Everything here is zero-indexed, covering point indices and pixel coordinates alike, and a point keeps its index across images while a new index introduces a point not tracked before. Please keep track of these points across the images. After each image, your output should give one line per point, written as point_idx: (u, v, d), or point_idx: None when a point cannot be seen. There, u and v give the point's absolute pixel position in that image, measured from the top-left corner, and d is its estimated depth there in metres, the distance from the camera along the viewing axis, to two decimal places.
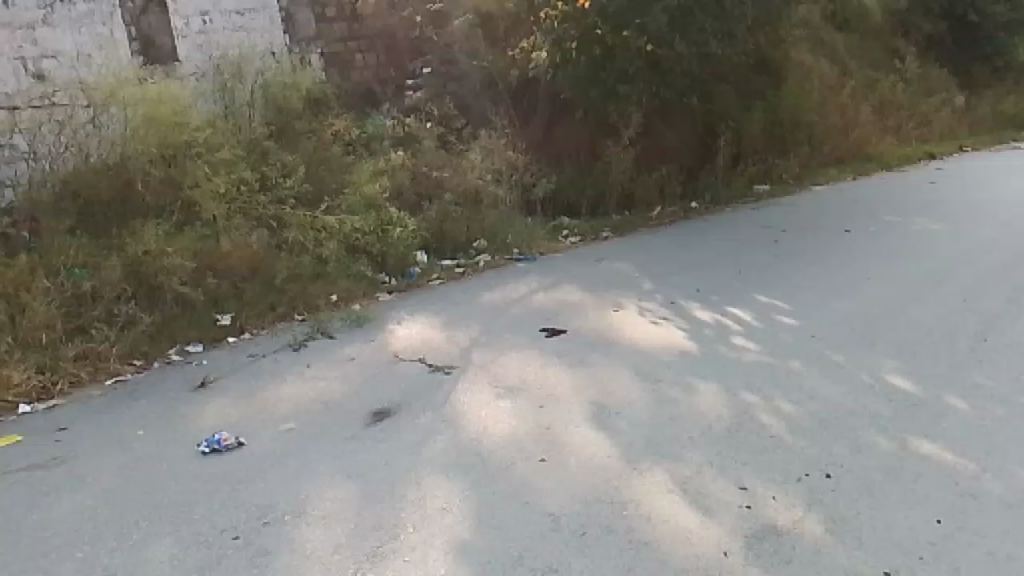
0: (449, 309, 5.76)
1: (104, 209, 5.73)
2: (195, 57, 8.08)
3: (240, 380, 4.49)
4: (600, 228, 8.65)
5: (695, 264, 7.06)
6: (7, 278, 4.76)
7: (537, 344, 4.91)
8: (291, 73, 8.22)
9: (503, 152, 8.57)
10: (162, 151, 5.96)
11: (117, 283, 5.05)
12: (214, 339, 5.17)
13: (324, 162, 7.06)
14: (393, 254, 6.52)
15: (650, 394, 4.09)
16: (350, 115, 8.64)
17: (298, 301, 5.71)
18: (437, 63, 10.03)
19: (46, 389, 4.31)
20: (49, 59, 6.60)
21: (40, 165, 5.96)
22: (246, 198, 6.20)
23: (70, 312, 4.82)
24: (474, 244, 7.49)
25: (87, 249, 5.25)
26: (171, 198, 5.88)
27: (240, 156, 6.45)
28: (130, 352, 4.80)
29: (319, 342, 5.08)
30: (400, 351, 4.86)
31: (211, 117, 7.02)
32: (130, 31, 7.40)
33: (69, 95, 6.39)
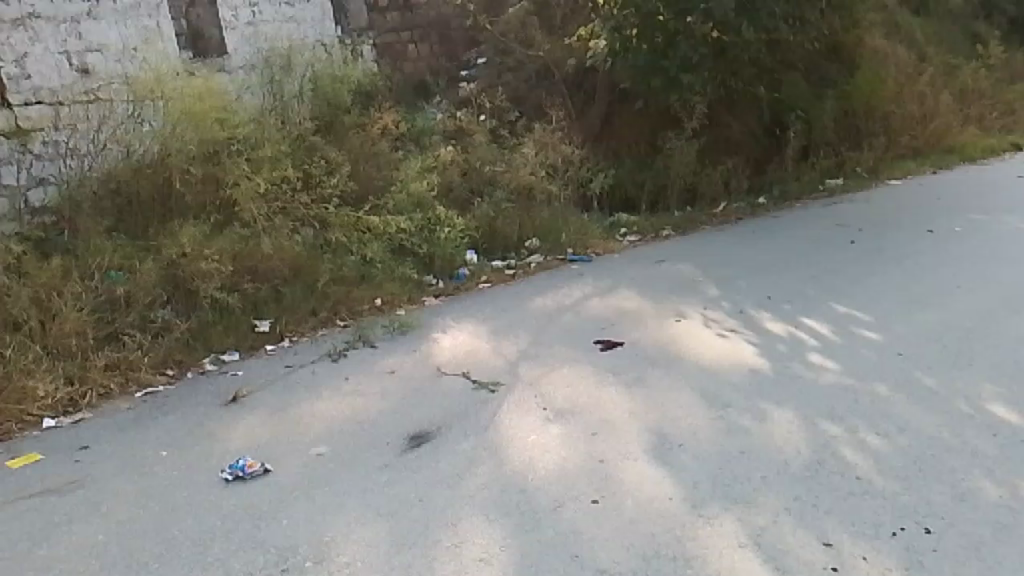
0: (498, 316, 5.41)
1: (144, 209, 5.59)
2: (243, 50, 7.82)
3: (274, 395, 4.21)
4: (661, 226, 8.19)
5: (764, 268, 6.54)
6: (38, 281, 4.57)
7: (590, 359, 4.51)
8: (340, 66, 8.03)
9: (559, 147, 8.17)
10: (202, 149, 5.73)
11: (152, 287, 4.85)
12: (251, 347, 4.92)
13: (369, 160, 6.77)
14: (440, 256, 6.19)
15: (717, 423, 3.67)
16: (400, 108, 8.31)
17: (340, 305, 5.44)
18: (492, 53, 9.79)
19: (74, 401, 4.10)
20: (94, 53, 6.45)
21: (84, 163, 5.90)
22: (288, 199, 5.90)
23: (102, 318, 4.61)
24: (526, 244, 7.13)
25: (123, 251, 5.05)
26: (213, 197, 5.67)
27: (285, 155, 6.19)
28: (162, 361, 4.57)
29: (359, 352, 4.79)
30: (444, 363, 4.54)
31: (255, 114, 6.82)
32: (178, 24, 7.24)
33: (113, 90, 6.28)
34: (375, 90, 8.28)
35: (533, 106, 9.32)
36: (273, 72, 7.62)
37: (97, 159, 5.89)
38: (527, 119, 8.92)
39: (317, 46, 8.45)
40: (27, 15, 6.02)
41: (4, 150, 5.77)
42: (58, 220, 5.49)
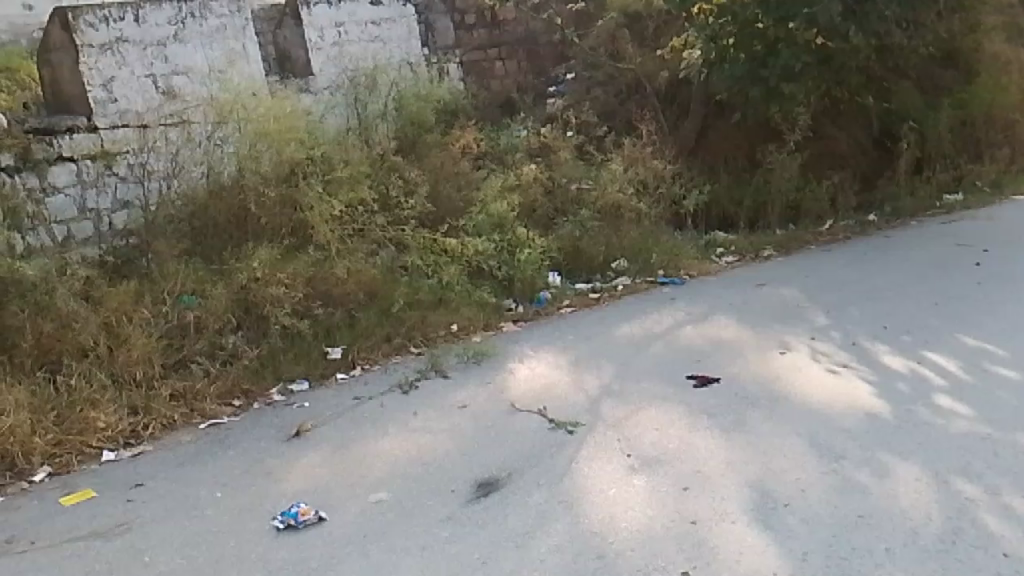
0: (581, 344, 5.03)
1: (218, 233, 5.48)
2: (329, 71, 7.62)
3: (339, 430, 3.94)
4: (761, 246, 7.65)
5: (878, 293, 5.92)
6: (110, 305, 4.50)
7: (681, 397, 4.07)
8: (425, 84, 7.87)
9: (650, 162, 7.75)
10: (278, 170, 5.59)
11: (222, 313, 4.70)
12: (322, 376, 4.69)
13: (449, 180, 6.50)
14: (521, 279, 5.90)
15: (830, 481, 3.18)
16: (485, 126, 8.03)
17: (415, 331, 5.18)
18: (581, 67, 9.24)
19: (136, 432, 3.97)
20: (179, 76, 6.45)
21: (164, 186, 5.91)
22: (363, 222, 5.69)
23: (170, 345, 4.49)
24: (613, 265, 6.76)
25: (196, 275, 4.94)
26: (286, 219, 5.46)
27: (364, 175, 5.97)
28: (229, 390, 4.41)
29: (431, 382, 4.49)
30: (520, 397, 4.18)
31: (337, 134, 6.69)
32: (266, 50, 7.45)
33: (201, 112, 6.28)
34: (461, 107, 8.04)
35: (622, 121, 8.79)
36: (357, 92, 7.50)
37: (175, 181, 5.89)
38: (617, 134, 8.51)
39: (403, 66, 8.30)
40: (114, 40, 6.08)
41: (90, 173, 5.73)
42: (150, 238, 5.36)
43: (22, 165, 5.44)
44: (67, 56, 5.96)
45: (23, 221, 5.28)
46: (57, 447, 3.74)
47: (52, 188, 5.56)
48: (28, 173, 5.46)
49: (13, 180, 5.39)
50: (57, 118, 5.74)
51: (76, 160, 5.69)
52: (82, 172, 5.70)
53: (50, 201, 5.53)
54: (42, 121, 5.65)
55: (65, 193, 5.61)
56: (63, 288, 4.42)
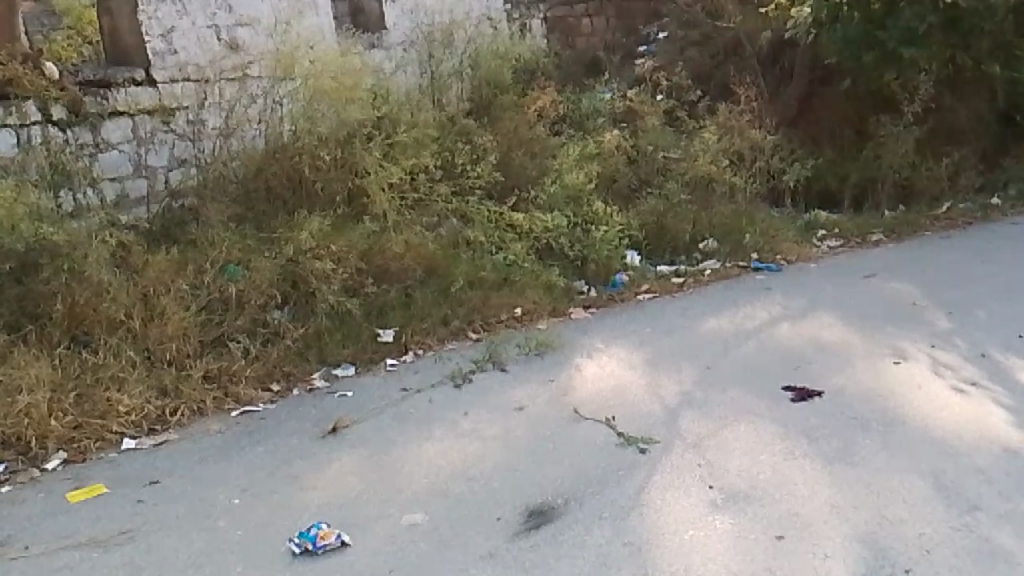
0: (659, 339, 4.46)
1: (271, 198, 5.06)
2: (402, 25, 7.21)
3: (380, 429, 3.49)
4: (869, 229, 6.84)
5: (1010, 293, 5.11)
6: (150, 273, 4.18)
7: (774, 415, 3.48)
8: (504, 42, 7.31)
9: (748, 131, 6.98)
10: (337, 132, 5.13)
11: (266, 287, 4.32)
12: (371, 360, 4.28)
13: (522, 147, 5.95)
14: (596, 261, 5.35)
15: (963, 542, 2.58)
16: (568, 87, 7.37)
17: (475, 314, 4.71)
18: (676, 25, 8.44)
19: (163, 416, 3.65)
20: (244, 28, 6.14)
21: (219, 146, 5.46)
22: (425, 192, 5.20)
23: (208, 321, 4.13)
24: (701, 245, 6.12)
25: (242, 244, 4.57)
26: (343, 185, 5.02)
27: (431, 140, 5.47)
28: (268, 373, 4.04)
29: (487, 377, 4.00)
30: (585, 401, 3.66)
31: (406, 93, 6.23)
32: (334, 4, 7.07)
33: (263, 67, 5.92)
34: (542, 68, 7.42)
35: (716, 87, 7.99)
36: (433, 50, 6.92)
37: (229, 142, 5.45)
38: (711, 99, 7.75)
39: (483, 23, 7.71)
40: None
41: (147, 129, 5.42)
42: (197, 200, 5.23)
43: (74, 120, 5.09)
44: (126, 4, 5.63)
45: (72, 179, 4.96)
46: (76, 432, 3.44)
47: (106, 144, 5.23)
48: (80, 128, 5.12)
49: (65, 135, 5.06)
50: (113, 70, 5.39)
51: (131, 115, 5.37)
52: (137, 127, 5.38)
53: (103, 157, 5.21)
54: (97, 74, 5.29)
55: (119, 149, 5.29)
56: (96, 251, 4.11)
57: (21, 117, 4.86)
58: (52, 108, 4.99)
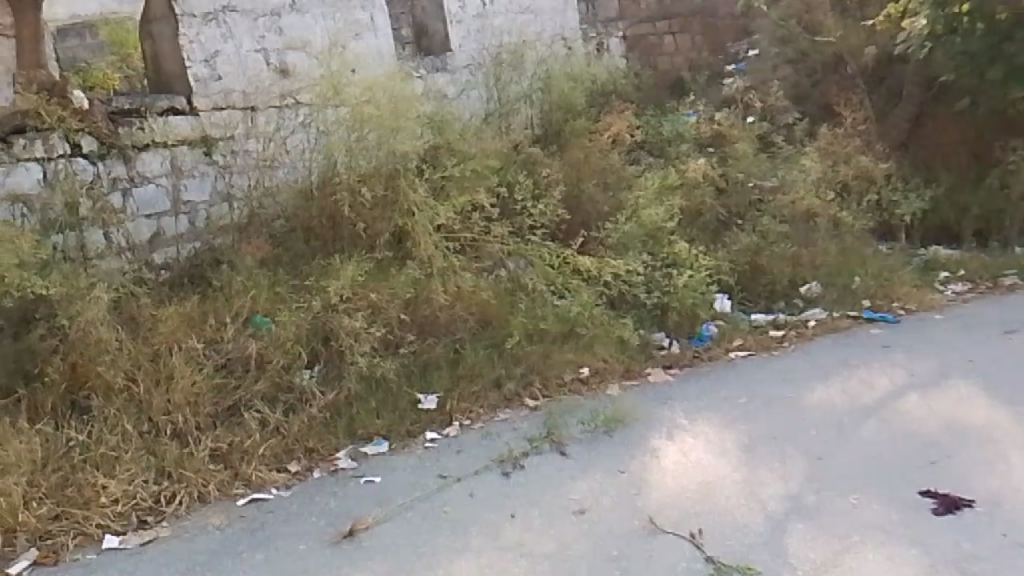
0: (757, 415, 3.69)
1: (309, 240, 4.48)
2: (467, 47, 6.42)
3: (405, 532, 2.85)
4: (1002, 270, 5.86)
5: None
6: (165, 329, 3.69)
7: (910, 536, 2.68)
8: (579, 63, 6.62)
9: (854, 159, 6.15)
10: (380, 169, 4.52)
11: (291, 346, 3.76)
12: (408, 434, 3.65)
13: (595, 176, 5.21)
14: (679, 309, 4.59)
15: None
16: (648, 111, 6.61)
17: (534, 374, 4.05)
18: (768, 42, 7.44)
19: (156, 504, 3.09)
20: (296, 52, 5.61)
21: (253, 178, 5.08)
22: (479, 232, 4.49)
23: (224, 384, 3.58)
24: (802, 288, 5.31)
25: (273, 293, 4.04)
26: (387, 224, 4.35)
27: (489, 171, 4.80)
28: (288, 450, 3.46)
29: (543, 461, 3.31)
30: (665, 507, 2.93)
31: (469, 122, 5.64)
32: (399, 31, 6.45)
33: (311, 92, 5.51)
34: (620, 90, 6.71)
35: (817, 105, 7.11)
36: (500, 71, 6.28)
37: (265, 173, 5.10)
38: (811, 122, 6.88)
39: (555, 42, 7.01)
40: (219, 9, 5.25)
41: (187, 161, 4.96)
42: (243, 240, 4.93)
43: (105, 150, 4.64)
44: (168, 26, 5.15)
45: (84, 222, 4.48)
46: (54, 524, 2.91)
47: (140, 177, 4.79)
48: (112, 160, 4.67)
49: (96, 168, 4.62)
50: (151, 98, 4.91)
51: (171, 146, 4.91)
52: (177, 160, 4.93)
53: (137, 192, 4.78)
54: (132, 102, 4.83)
55: (155, 182, 4.85)
56: (92, 305, 3.56)
57: (47, 150, 4.44)
58: (82, 140, 4.55)
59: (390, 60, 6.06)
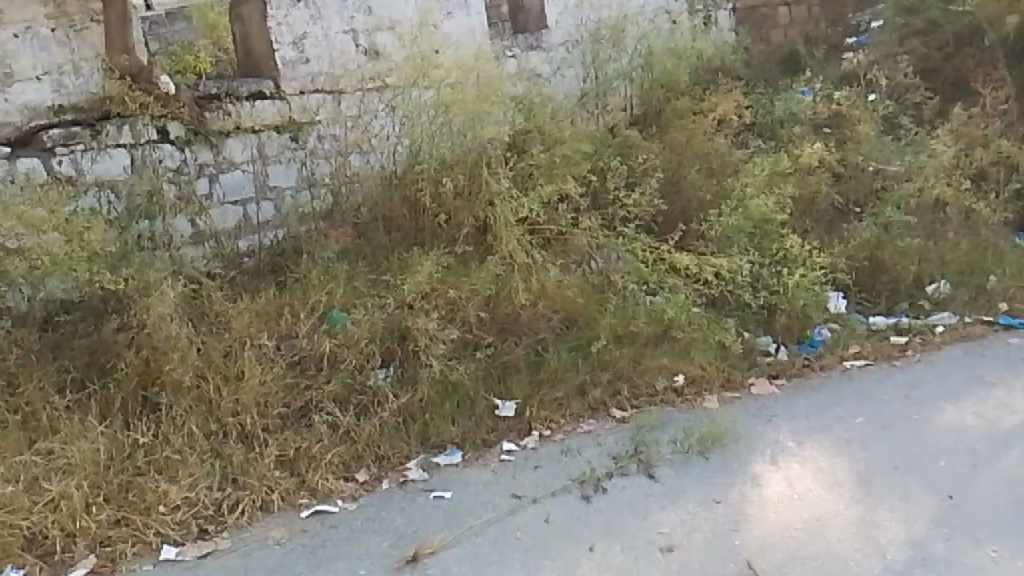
0: (876, 439, 3.34)
1: (392, 232, 4.30)
2: (564, 23, 6.01)
3: (467, 567, 2.69)
4: None
5: None
6: (241, 321, 3.55)
7: None
8: (683, 39, 6.14)
9: (995, 142, 5.40)
10: (463, 157, 4.25)
11: (365, 344, 3.56)
12: (483, 443, 3.45)
13: (698, 163, 4.80)
14: (788, 311, 4.22)
15: None
16: (758, 89, 6.10)
17: (622, 381, 3.81)
18: (892, 12, 6.55)
19: (218, 513, 3.00)
20: (384, 33, 5.35)
21: (334, 166, 4.93)
22: (566, 224, 4.12)
23: (296, 384, 3.44)
24: (932, 288, 4.75)
25: (352, 288, 3.86)
26: (469, 216, 4.08)
27: (581, 157, 4.45)
28: (356, 458, 3.29)
29: (627, 483, 3.08)
30: (765, 548, 2.68)
31: (564, 104, 5.32)
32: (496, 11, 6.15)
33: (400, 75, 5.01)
34: (727, 67, 6.20)
35: (951, 83, 6.22)
36: (598, 49, 5.89)
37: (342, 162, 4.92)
38: (945, 100, 6.19)
39: (659, 15, 6.52)
40: None
41: (273, 147, 4.86)
42: (334, 225, 4.82)
43: (193, 137, 4.61)
44: (256, 8, 4.90)
45: (165, 211, 4.47)
46: (114, 529, 2.86)
47: (226, 163, 4.73)
48: (199, 146, 4.63)
49: (183, 155, 4.59)
50: (238, 82, 4.78)
51: (257, 131, 4.80)
52: (263, 145, 4.83)
53: (224, 178, 4.73)
54: (218, 87, 4.73)
55: (241, 168, 4.77)
56: (157, 300, 3.37)
57: (135, 136, 4.45)
58: (170, 126, 4.54)
59: (482, 39, 5.76)
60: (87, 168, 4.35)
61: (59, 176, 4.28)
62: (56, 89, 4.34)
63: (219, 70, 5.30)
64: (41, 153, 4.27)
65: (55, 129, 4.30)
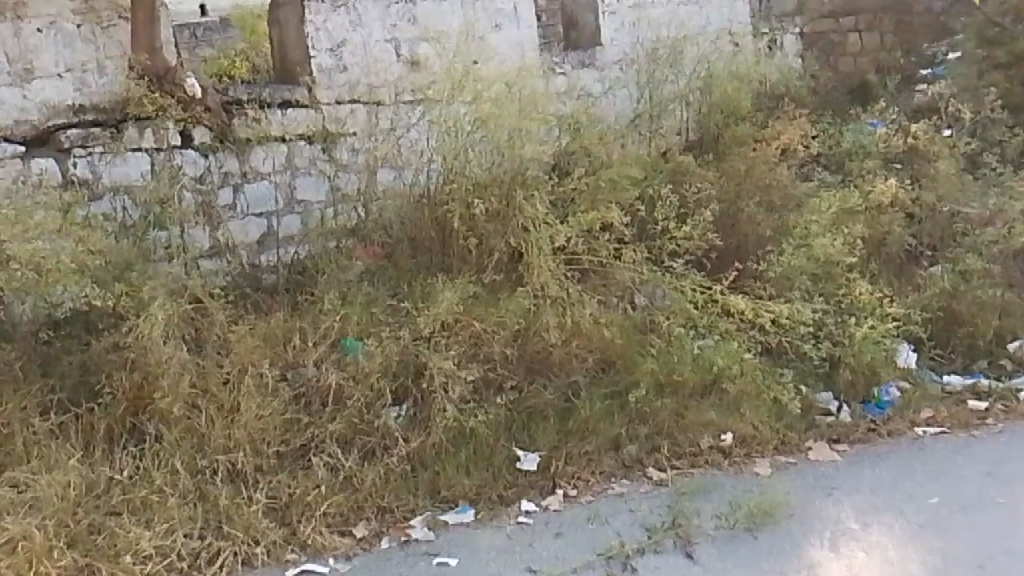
0: (955, 525, 2.90)
1: (417, 255, 3.98)
2: (620, 41, 5.62)
3: None
4: None
5: None
6: (245, 345, 3.23)
7: None
8: (747, 63, 5.69)
9: None
10: (495, 178, 3.91)
11: (376, 380, 3.19)
12: (499, 499, 3.11)
13: (759, 194, 4.33)
14: (853, 367, 3.78)
15: None
16: (824, 119, 5.64)
17: (660, 437, 3.43)
18: (972, 45, 6.04)
19: (194, 565, 2.69)
20: (428, 43, 4.92)
21: (363, 182, 4.40)
22: (607, 256, 3.65)
23: (297, 420, 3.10)
24: (1015, 346, 4.31)
25: (367, 315, 3.48)
26: (501, 242, 3.71)
27: (630, 182, 4.05)
28: (354, 509, 2.97)
29: (660, 563, 2.74)
30: None
31: (614, 126, 4.92)
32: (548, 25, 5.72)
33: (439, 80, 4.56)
34: (792, 94, 5.75)
35: None
36: (655, 69, 5.36)
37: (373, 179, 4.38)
38: None
39: (722, 37, 6.08)
40: None
41: (302, 157, 4.45)
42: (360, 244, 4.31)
43: (220, 144, 4.22)
44: (294, 11, 4.47)
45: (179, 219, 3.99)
46: None
47: (254, 173, 4.34)
48: (225, 154, 4.23)
49: (208, 162, 4.19)
50: (271, 88, 4.37)
51: (287, 140, 4.41)
52: (294, 154, 4.42)
53: (249, 189, 4.32)
54: (249, 92, 4.29)
55: (271, 178, 4.38)
56: (149, 319, 3.06)
57: (157, 140, 4.06)
58: (196, 130, 4.15)
59: (531, 55, 5.28)
60: (104, 172, 3.96)
61: (74, 179, 3.91)
62: (78, 87, 3.94)
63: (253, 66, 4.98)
64: (56, 154, 3.89)
65: (74, 129, 3.91)
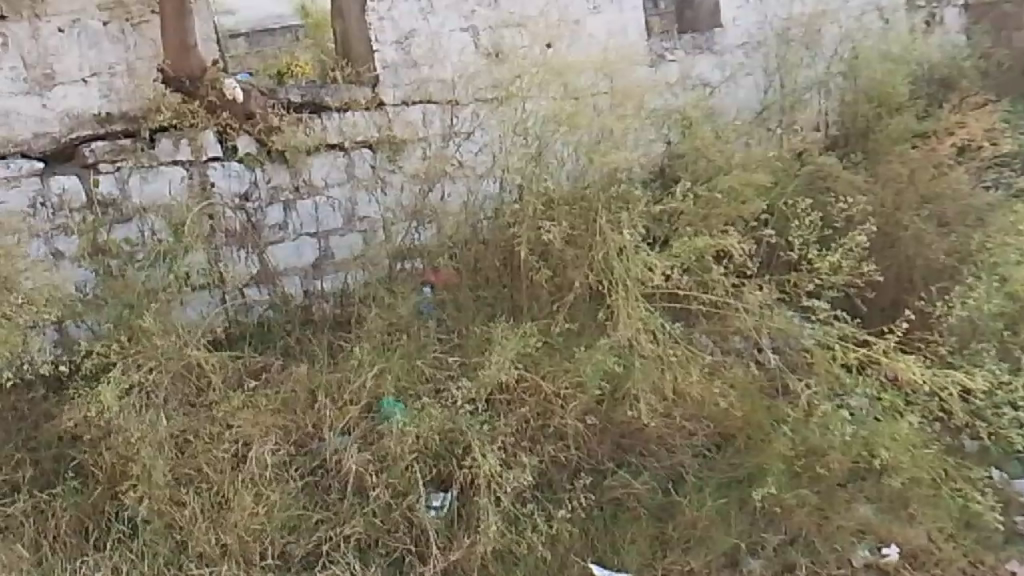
0: None
1: (477, 288, 3.14)
2: (745, 20, 4.56)
3: None
4: None
5: None
6: (250, 413, 2.53)
7: None
8: (909, 36, 4.50)
9: None
10: (576, 194, 3.04)
11: (406, 465, 2.47)
12: None
13: (925, 207, 3.25)
14: None
15: None
16: (1008, 103, 4.43)
17: (795, 552, 2.59)
18: None
19: None
20: (512, 28, 3.88)
21: (414, 197, 3.34)
22: (723, 293, 2.70)
23: (307, 515, 2.46)
24: None
25: (409, 371, 2.71)
26: (580, 276, 2.86)
27: (758, 195, 3.08)
28: None
29: None
30: None
31: (737, 120, 3.92)
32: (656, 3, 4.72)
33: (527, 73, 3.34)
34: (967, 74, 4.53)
35: None
36: (788, 52, 4.32)
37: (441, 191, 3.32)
38: None
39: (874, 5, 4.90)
40: None
41: (367, 168, 3.46)
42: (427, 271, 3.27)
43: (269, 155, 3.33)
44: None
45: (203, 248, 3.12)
46: None
47: (306, 188, 3.42)
48: (273, 165, 3.35)
49: (252, 175, 3.33)
50: (328, 87, 3.42)
51: (347, 147, 3.43)
52: (355, 166, 3.45)
53: (302, 207, 3.44)
54: (302, 93, 3.37)
55: (326, 195, 3.45)
56: (114, 384, 2.45)
57: (195, 152, 3.24)
58: (237, 140, 3.29)
59: (635, 41, 4.19)
60: (134, 191, 3.17)
61: (97, 200, 3.14)
62: (104, 93, 3.21)
63: (278, 48, 4.01)
64: (82, 169, 3.17)
65: (99, 141, 3.17)
